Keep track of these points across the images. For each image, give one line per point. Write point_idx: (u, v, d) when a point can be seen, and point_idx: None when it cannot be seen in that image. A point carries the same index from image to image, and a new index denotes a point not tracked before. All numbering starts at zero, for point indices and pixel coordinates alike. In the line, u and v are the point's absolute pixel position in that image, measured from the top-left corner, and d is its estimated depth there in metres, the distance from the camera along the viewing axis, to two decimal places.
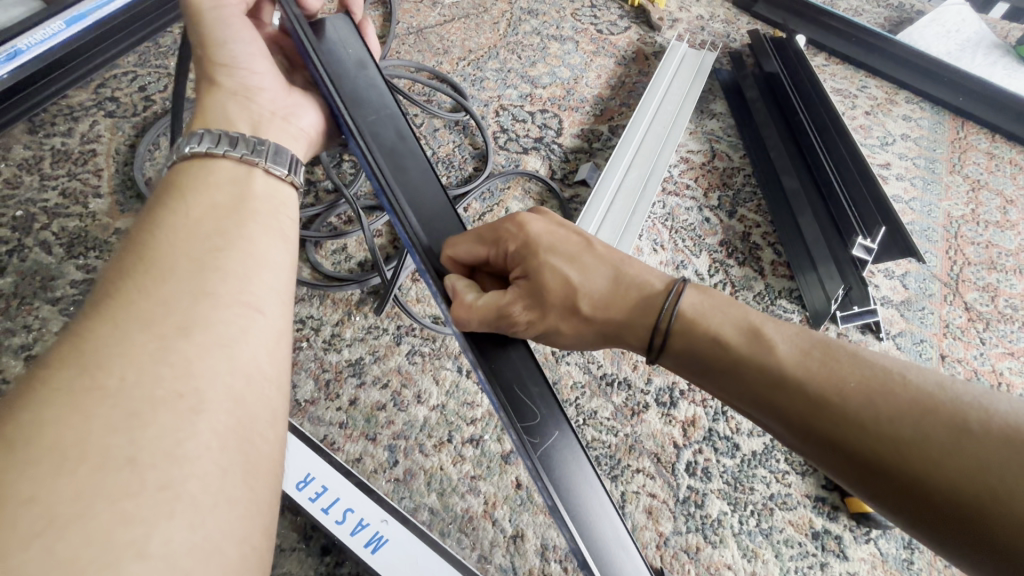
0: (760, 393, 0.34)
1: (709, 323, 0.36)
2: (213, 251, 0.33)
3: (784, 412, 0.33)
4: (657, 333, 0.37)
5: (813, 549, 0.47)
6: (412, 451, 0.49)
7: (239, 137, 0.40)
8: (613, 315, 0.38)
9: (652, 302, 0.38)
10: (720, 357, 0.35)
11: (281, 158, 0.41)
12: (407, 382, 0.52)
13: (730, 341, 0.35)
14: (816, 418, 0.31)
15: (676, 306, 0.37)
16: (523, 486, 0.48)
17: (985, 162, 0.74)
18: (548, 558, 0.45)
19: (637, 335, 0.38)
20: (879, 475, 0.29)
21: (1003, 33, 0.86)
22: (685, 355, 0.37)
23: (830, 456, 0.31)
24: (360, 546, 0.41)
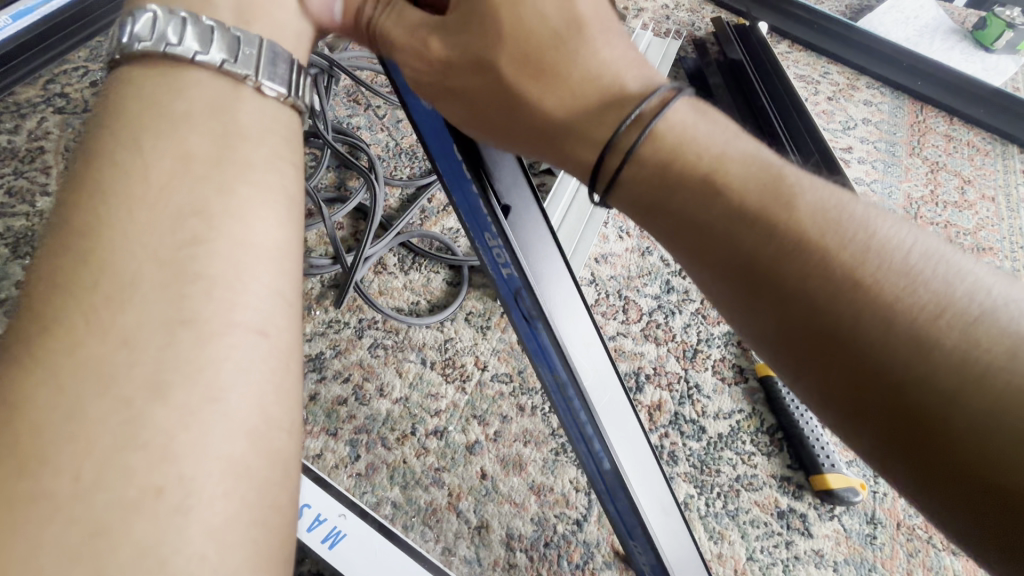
0: (758, 264, 0.27)
1: (703, 171, 0.29)
2: (192, 240, 0.25)
3: (783, 286, 0.27)
4: (611, 150, 0.30)
5: (778, 528, 0.47)
6: (374, 445, 0.48)
7: (222, 29, 0.31)
8: (537, 114, 0.32)
9: (608, 106, 0.31)
10: (712, 217, 0.28)
11: (276, 70, 0.32)
12: (369, 376, 0.51)
13: (732, 196, 0.28)
14: (820, 302, 0.26)
15: (639, 109, 0.30)
16: (488, 477, 0.47)
17: (944, 145, 0.75)
18: (514, 547, 0.44)
19: (567, 151, 0.32)
20: (867, 382, 0.25)
21: (960, 19, 0.87)
22: (661, 217, 0.30)
23: (816, 347, 0.26)
24: (317, 542, 0.40)
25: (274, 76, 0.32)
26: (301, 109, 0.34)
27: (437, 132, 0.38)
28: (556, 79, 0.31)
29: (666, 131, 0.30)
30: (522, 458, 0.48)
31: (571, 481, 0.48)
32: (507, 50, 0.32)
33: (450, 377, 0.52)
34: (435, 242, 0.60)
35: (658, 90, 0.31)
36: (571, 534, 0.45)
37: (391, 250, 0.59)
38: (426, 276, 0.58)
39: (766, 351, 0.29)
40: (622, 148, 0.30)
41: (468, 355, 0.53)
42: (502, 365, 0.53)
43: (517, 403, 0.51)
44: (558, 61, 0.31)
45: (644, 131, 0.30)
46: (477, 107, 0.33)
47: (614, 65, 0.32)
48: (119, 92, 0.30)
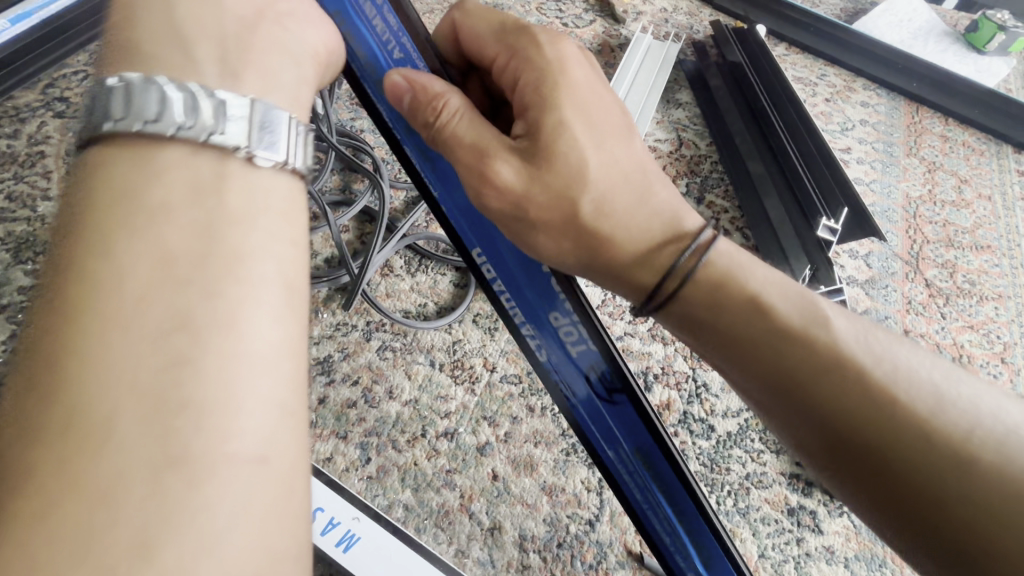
0: (797, 374, 0.32)
1: (744, 293, 0.34)
2: (176, 365, 0.22)
3: (821, 394, 0.31)
4: (671, 278, 0.35)
5: (789, 525, 0.47)
6: (385, 448, 0.48)
7: (206, 98, 0.28)
8: (606, 244, 0.35)
9: (670, 239, 0.36)
10: (755, 335, 0.33)
11: (274, 139, 0.30)
12: (379, 378, 0.51)
13: (776, 314, 0.34)
14: (855, 412, 0.31)
15: (695, 248, 0.35)
16: (499, 478, 0.47)
17: (940, 145, 0.76)
18: (527, 548, 0.44)
19: (630, 276, 0.36)
20: (891, 485, 0.30)
21: (952, 22, 0.89)
22: (706, 332, 0.35)
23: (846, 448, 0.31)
24: (331, 545, 0.40)
25: (273, 147, 0.29)
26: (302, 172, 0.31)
27: (481, 224, 0.38)
28: (619, 207, 0.35)
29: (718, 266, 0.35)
30: (534, 459, 0.48)
31: (583, 481, 0.48)
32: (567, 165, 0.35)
33: (459, 379, 0.52)
34: (442, 244, 0.60)
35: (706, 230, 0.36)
36: (584, 534, 0.45)
37: (398, 253, 0.59)
38: (433, 278, 0.58)
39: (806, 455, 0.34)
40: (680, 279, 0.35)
41: (477, 357, 0.53)
42: (511, 366, 0.53)
43: (527, 404, 0.51)
44: (614, 185, 0.36)
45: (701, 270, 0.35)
46: (553, 228, 0.35)
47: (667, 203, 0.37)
48: (76, 184, 0.26)
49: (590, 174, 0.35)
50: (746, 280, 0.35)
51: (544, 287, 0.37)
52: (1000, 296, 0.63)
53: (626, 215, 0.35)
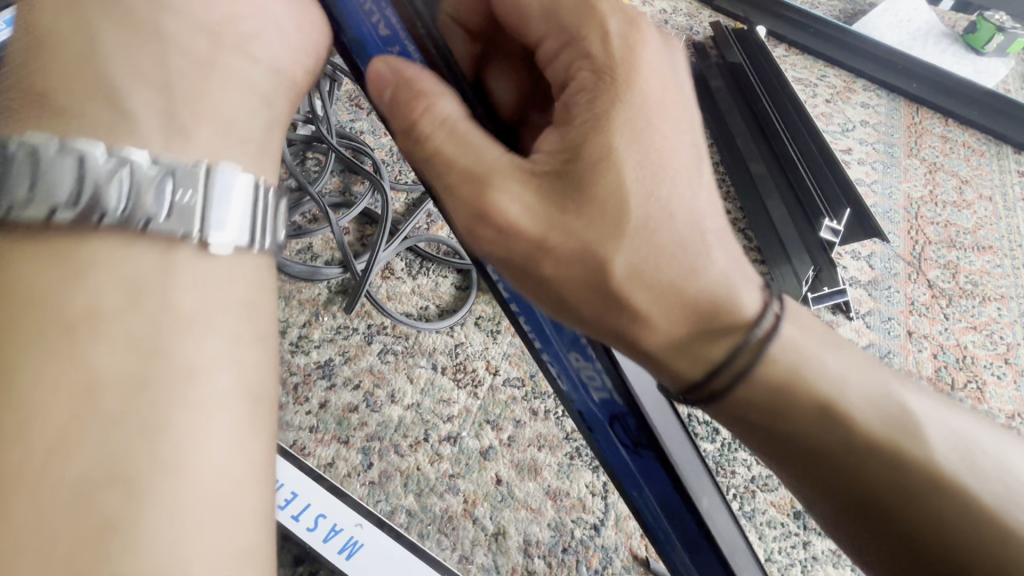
0: (870, 482, 0.29)
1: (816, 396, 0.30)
2: (106, 531, 0.21)
3: (892, 504, 0.29)
4: (718, 372, 0.30)
5: (795, 529, 0.46)
6: (387, 453, 0.47)
7: (143, 175, 0.25)
8: (641, 327, 0.29)
9: (725, 326, 0.30)
10: (829, 446, 0.30)
11: (229, 215, 0.26)
12: (380, 382, 0.50)
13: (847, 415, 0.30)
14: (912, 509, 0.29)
15: (755, 339, 0.30)
16: (503, 483, 0.47)
17: (941, 146, 0.76)
18: (532, 554, 0.44)
19: (669, 365, 0.30)
20: None
21: (950, 23, 0.89)
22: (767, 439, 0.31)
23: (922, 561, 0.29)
24: (333, 552, 0.39)
25: (229, 228, 0.26)
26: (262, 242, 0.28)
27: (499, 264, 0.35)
28: (661, 279, 0.29)
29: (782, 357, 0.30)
30: (538, 463, 0.48)
31: (588, 485, 0.47)
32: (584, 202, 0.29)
33: (462, 382, 0.51)
34: (443, 246, 0.59)
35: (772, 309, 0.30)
36: (588, 539, 0.45)
37: (399, 255, 0.58)
38: (435, 280, 0.57)
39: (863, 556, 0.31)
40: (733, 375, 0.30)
41: (480, 359, 0.53)
42: (514, 369, 0.52)
43: (530, 407, 0.50)
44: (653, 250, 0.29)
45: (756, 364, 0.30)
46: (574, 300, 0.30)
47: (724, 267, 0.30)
48: None
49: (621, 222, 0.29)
50: (813, 377, 0.30)
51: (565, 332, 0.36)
52: (1003, 297, 0.63)
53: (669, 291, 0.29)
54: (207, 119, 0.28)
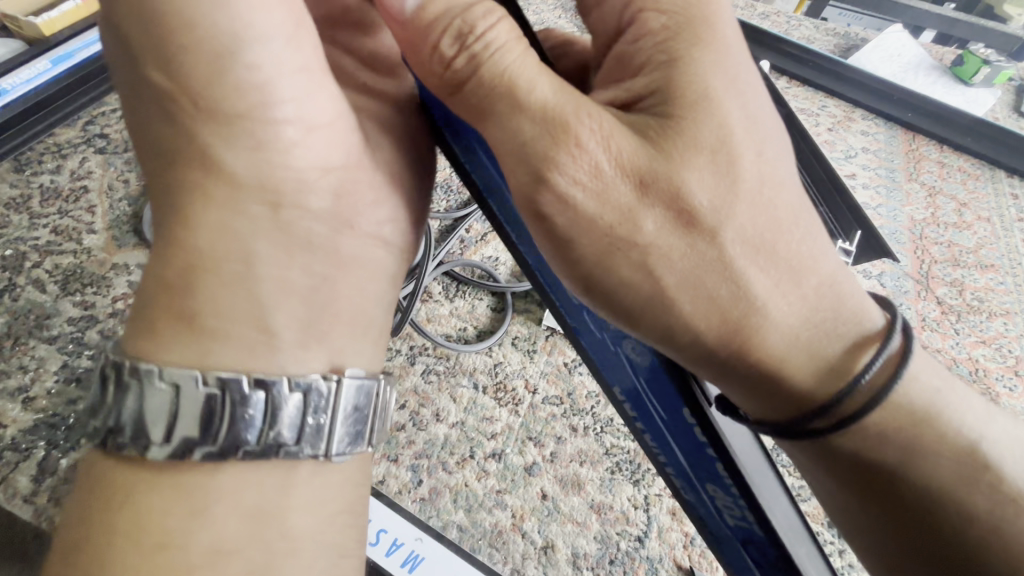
0: (936, 476, 0.33)
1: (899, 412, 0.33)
2: None
3: (943, 492, 0.33)
4: (834, 348, 0.31)
5: (831, 538, 0.48)
6: (435, 470, 0.49)
7: (282, 408, 0.31)
8: (764, 344, 0.30)
9: (836, 315, 0.31)
10: (920, 441, 0.33)
11: (356, 425, 0.34)
12: (425, 402, 0.52)
13: (934, 421, 0.33)
14: (932, 500, 0.33)
15: (862, 381, 0.30)
16: (549, 497, 0.48)
17: (938, 171, 0.81)
18: (580, 566, 0.46)
19: (791, 353, 0.30)
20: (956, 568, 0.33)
21: (938, 56, 0.94)
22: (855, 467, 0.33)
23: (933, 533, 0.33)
24: (397, 565, 0.44)
25: (352, 440, 0.34)
26: (370, 438, 0.35)
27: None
28: (771, 252, 0.30)
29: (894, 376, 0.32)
30: (581, 478, 0.49)
31: (630, 498, 0.49)
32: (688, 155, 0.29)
33: (503, 401, 0.53)
34: (477, 270, 0.61)
35: (889, 341, 0.31)
36: (634, 550, 0.47)
37: (436, 279, 0.60)
38: (471, 303, 0.59)
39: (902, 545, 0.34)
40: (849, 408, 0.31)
41: (518, 379, 0.54)
42: (552, 388, 0.54)
43: (570, 424, 0.52)
44: (769, 226, 0.30)
45: (875, 400, 0.31)
46: (708, 342, 0.30)
47: (846, 289, 0.32)
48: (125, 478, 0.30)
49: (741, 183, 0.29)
50: (911, 390, 0.33)
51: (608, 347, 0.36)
52: (1008, 312, 0.66)
53: (798, 325, 0.30)
54: (337, 319, 0.36)
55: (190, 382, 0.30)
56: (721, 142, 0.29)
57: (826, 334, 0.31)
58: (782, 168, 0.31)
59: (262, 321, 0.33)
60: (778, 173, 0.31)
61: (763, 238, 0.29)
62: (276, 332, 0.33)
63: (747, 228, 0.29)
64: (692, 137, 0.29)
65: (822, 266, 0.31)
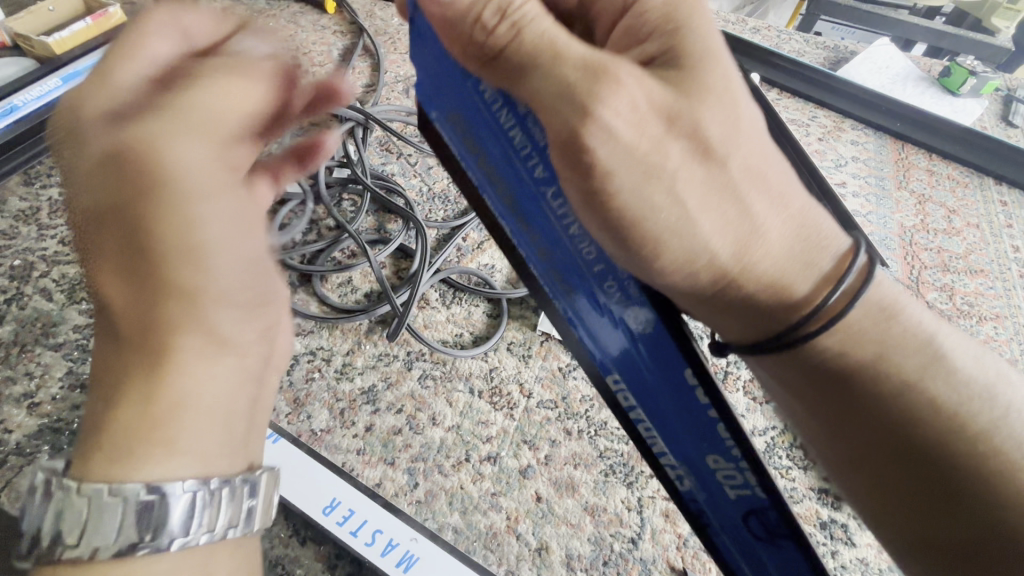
0: (890, 396, 0.36)
1: (883, 356, 0.36)
2: None
3: (896, 410, 0.36)
4: (814, 269, 0.34)
5: (823, 539, 0.49)
6: (431, 472, 0.50)
7: (238, 499, 0.36)
8: (764, 260, 0.33)
9: (816, 239, 0.34)
10: (877, 365, 0.35)
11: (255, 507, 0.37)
12: (421, 406, 0.53)
13: (895, 343, 0.36)
14: (891, 418, 0.36)
15: (846, 280, 0.33)
16: (543, 499, 0.49)
17: (927, 179, 0.82)
18: (574, 567, 0.46)
19: (783, 273, 0.33)
20: (920, 475, 0.36)
21: (926, 67, 0.96)
22: (847, 415, 0.36)
23: (892, 446, 0.36)
24: (391, 565, 0.44)
25: (268, 510, 0.39)
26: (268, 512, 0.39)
27: (564, 241, 0.35)
28: (765, 180, 0.33)
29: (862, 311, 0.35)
30: (575, 481, 0.50)
31: (623, 501, 0.49)
32: (703, 111, 0.32)
33: (498, 405, 0.54)
34: (473, 277, 0.62)
35: (855, 256, 0.34)
36: (627, 552, 0.47)
37: (432, 287, 0.61)
38: (467, 309, 0.60)
39: (867, 461, 0.37)
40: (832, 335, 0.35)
41: (514, 383, 0.55)
42: (547, 392, 0.55)
43: (564, 428, 0.53)
44: (761, 155, 0.33)
45: (854, 298, 0.33)
46: (720, 262, 0.33)
47: (821, 215, 0.35)
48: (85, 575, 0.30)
49: (741, 123, 0.33)
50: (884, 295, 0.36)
51: (607, 321, 0.35)
52: (998, 316, 0.67)
53: (788, 241, 0.34)
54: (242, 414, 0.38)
55: (170, 492, 0.32)
56: (724, 88, 0.33)
57: (807, 243, 0.34)
58: (756, 110, 0.35)
59: (225, 438, 0.37)
60: (759, 119, 0.35)
61: (753, 167, 0.33)
62: (209, 444, 0.35)
63: (746, 159, 0.33)
64: (698, 90, 0.33)
65: (801, 196, 0.35)
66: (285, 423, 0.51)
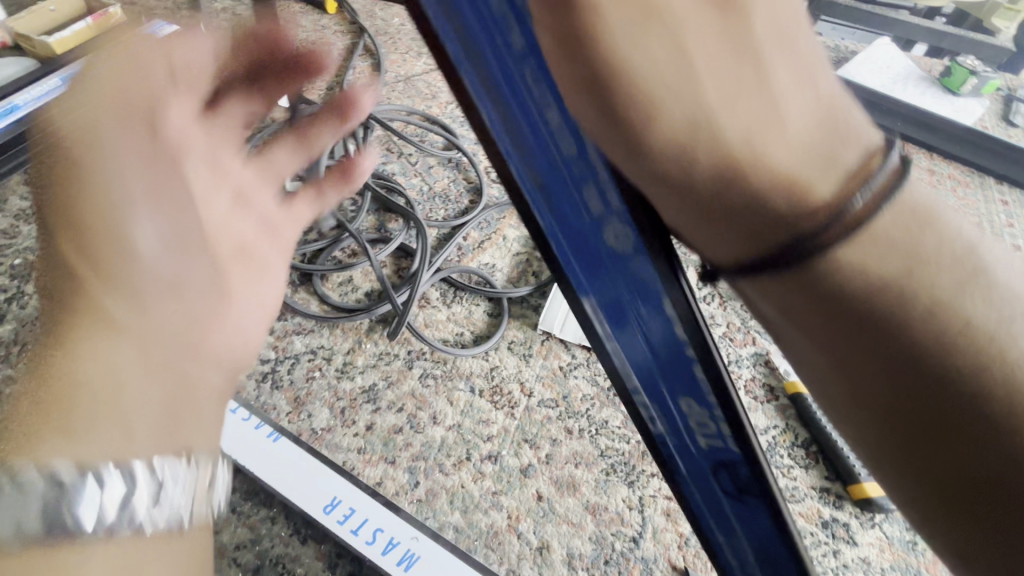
0: (963, 363, 0.21)
1: (976, 330, 0.21)
2: None
3: (971, 389, 0.21)
4: (826, 158, 0.21)
5: (825, 538, 0.49)
6: (432, 471, 0.50)
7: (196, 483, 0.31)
8: (766, 145, 0.21)
9: (833, 122, 0.22)
10: (945, 306, 0.21)
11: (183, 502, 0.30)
12: (422, 405, 0.53)
13: (970, 275, 0.21)
14: (975, 406, 0.21)
15: (876, 178, 0.21)
16: (544, 498, 0.49)
17: (928, 178, 0.82)
18: (575, 566, 0.46)
19: (788, 161, 0.21)
20: (1022, 509, 0.20)
21: (927, 67, 0.96)
22: (934, 444, 0.21)
23: (972, 449, 0.21)
24: (392, 564, 0.44)
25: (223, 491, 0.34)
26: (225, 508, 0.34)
27: (588, 217, 0.28)
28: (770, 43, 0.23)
29: (923, 244, 0.21)
30: (576, 479, 0.50)
31: (624, 499, 0.49)
32: None
33: (499, 404, 0.54)
34: (474, 276, 0.62)
35: (887, 153, 0.21)
36: (629, 551, 0.47)
37: (433, 286, 0.61)
38: (468, 308, 0.60)
39: (930, 473, 0.21)
40: (875, 280, 0.21)
41: (514, 382, 0.55)
42: (548, 391, 0.55)
43: (565, 427, 0.53)
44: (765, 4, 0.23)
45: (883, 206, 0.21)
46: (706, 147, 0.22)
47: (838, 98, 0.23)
48: None
49: None
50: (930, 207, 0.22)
51: (640, 313, 0.30)
52: None
53: (797, 122, 0.22)
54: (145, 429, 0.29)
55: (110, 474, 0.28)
56: None
57: (832, 132, 0.22)
58: None
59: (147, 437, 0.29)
60: None
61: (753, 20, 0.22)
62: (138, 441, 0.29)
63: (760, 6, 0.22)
64: None
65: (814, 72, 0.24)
66: (286, 421, 0.51)
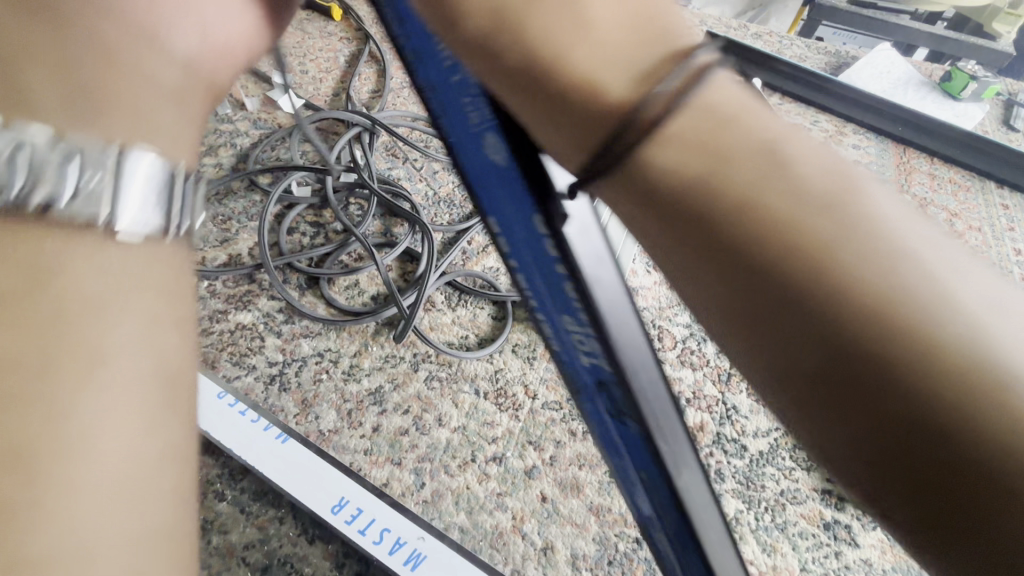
0: (757, 225, 0.24)
1: (796, 211, 0.24)
2: None
3: (762, 247, 0.24)
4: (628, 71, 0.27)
5: (826, 539, 0.49)
6: (437, 473, 0.50)
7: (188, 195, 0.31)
8: (576, 68, 0.28)
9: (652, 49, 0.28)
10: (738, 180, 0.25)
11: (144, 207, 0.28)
12: (428, 407, 0.54)
13: (763, 156, 0.25)
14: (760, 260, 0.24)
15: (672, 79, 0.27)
16: (548, 500, 0.50)
17: (929, 182, 0.83)
18: (579, 566, 0.47)
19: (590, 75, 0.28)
20: (829, 354, 0.22)
21: (927, 72, 0.97)
22: (774, 310, 0.24)
23: (769, 304, 0.24)
24: (398, 563, 0.45)
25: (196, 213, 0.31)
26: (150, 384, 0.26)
27: (514, 190, 0.35)
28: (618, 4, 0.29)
29: (734, 144, 0.26)
30: (579, 480, 0.51)
31: None
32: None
33: (503, 406, 0.54)
34: (479, 280, 0.63)
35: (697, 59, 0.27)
36: (632, 552, 0.48)
37: (438, 289, 0.62)
38: (473, 311, 0.61)
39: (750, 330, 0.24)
40: (683, 175, 0.26)
41: (518, 384, 0.56)
42: (552, 393, 0.56)
43: (569, 429, 0.53)
44: None
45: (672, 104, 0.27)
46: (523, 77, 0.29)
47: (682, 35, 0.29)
48: None
49: None
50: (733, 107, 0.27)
51: (555, 282, 0.34)
52: None
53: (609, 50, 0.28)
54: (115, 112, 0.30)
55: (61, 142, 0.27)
56: None
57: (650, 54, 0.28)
58: None
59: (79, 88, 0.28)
60: None
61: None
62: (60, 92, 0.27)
63: None
64: None
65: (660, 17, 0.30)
66: (293, 423, 0.52)
